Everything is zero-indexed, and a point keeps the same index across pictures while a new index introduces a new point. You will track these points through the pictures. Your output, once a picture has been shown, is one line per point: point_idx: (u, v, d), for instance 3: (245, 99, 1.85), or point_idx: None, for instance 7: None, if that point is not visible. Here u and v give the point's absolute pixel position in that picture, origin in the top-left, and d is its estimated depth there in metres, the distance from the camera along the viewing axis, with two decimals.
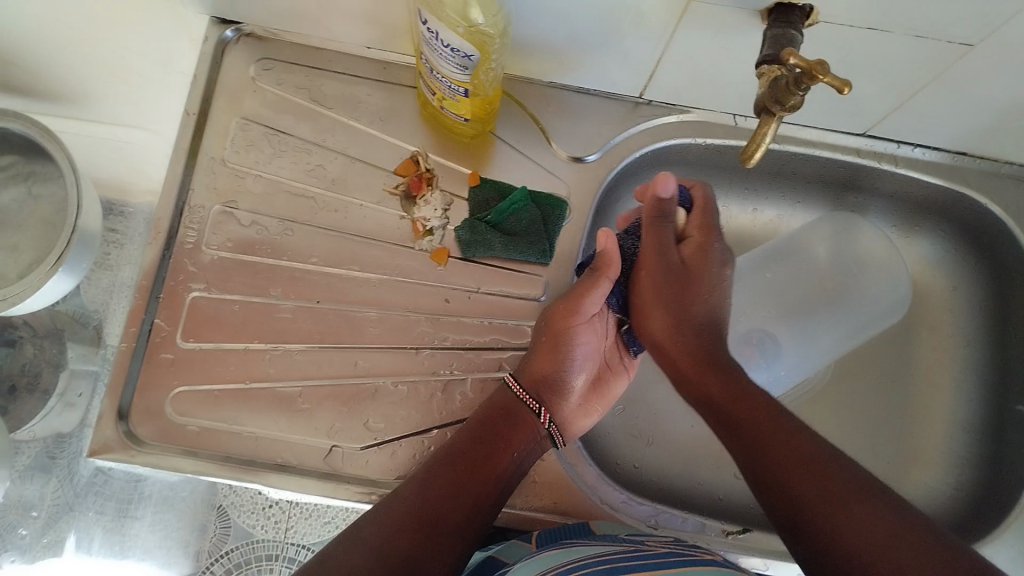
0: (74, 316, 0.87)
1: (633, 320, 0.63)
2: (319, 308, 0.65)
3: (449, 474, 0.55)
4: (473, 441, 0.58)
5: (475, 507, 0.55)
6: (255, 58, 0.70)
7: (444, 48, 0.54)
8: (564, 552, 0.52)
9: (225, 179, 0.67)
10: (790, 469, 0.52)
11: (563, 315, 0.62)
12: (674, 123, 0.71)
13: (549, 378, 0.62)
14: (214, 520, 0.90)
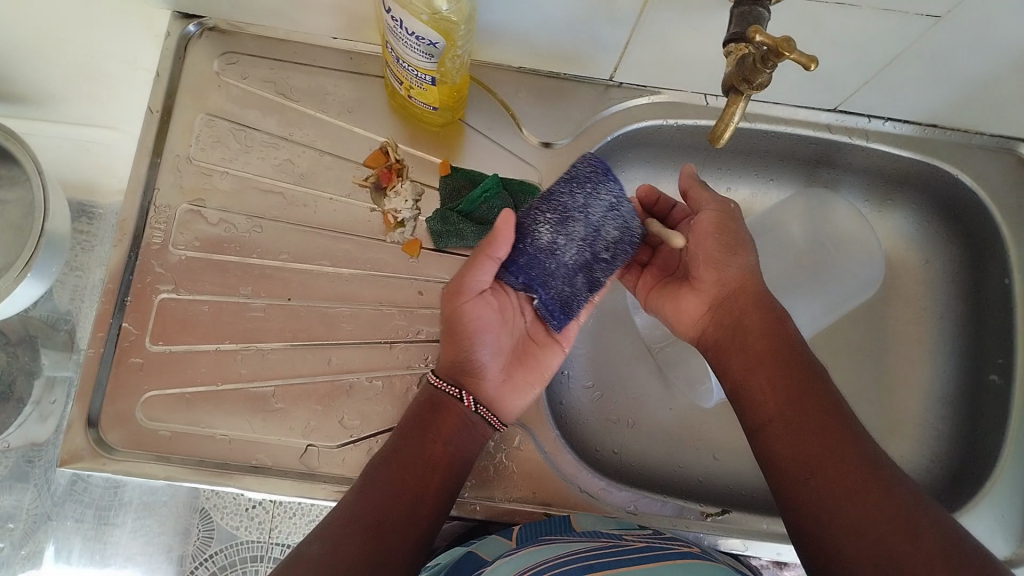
0: (46, 321, 0.85)
1: (548, 295, 0.56)
2: (291, 306, 0.64)
3: (388, 475, 0.55)
4: (405, 439, 0.57)
5: (417, 501, 0.55)
6: (218, 52, 0.68)
7: (408, 36, 0.52)
8: (544, 549, 0.52)
9: (192, 177, 0.66)
10: (816, 449, 0.49)
11: (450, 299, 0.57)
12: (646, 105, 0.70)
13: (459, 365, 0.58)
14: (197, 524, 0.87)
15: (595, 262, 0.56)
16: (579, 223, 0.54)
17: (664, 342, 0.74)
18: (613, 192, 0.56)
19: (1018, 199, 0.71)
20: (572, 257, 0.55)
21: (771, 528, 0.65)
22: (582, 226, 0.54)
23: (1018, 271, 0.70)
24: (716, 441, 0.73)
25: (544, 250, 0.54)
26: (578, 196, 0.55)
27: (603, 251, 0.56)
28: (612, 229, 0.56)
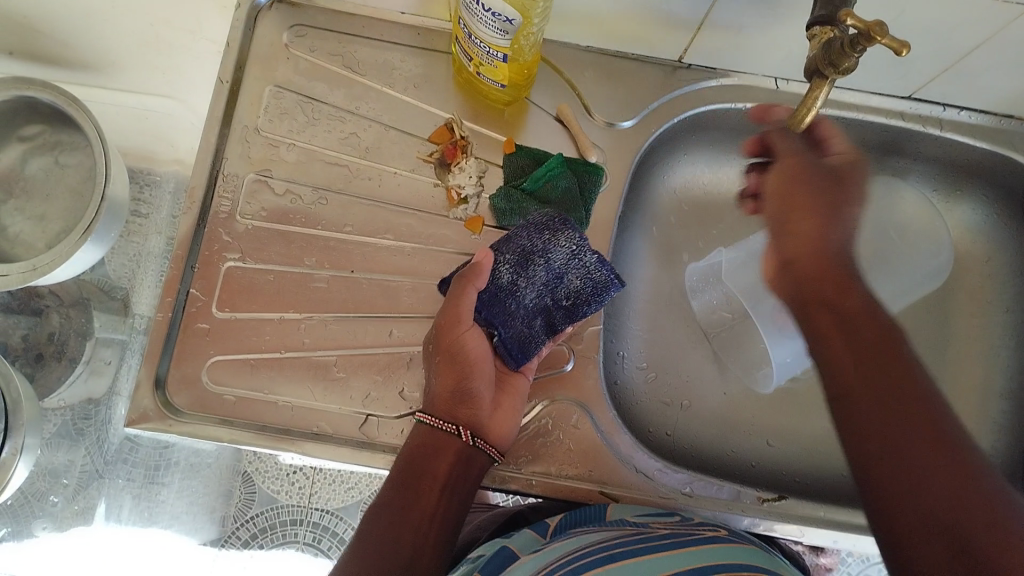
0: (100, 286, 0.86)
1: (509, 332, 0.61)
2: (353, 278, 0.65)
3: (382, 530, 0.55)
4: (397, 490, 0.56)
5: (416, 550, 0.55)
6: (288, 25, 0.68)
7: (485, 13, 0.52)
8: (571, 542, 0.56)
9: (259, 148, 0.66)
10: (880, 437, 0.46)
11: (444, 335, 0.59)
12: (715, 88, 0.69)
13: (453, 395, 0.59)
14: (239, 487, 0.95)
15: (555, 307, 0.63)
16: (539, 266, 0.61)
17: (721, 326, 0.75)
18: (573, 238, 0.60)
19: None
20: (530, 297, 0.62)
21: (827, 515, 0.64)
22: (542, 269, 0.61)
23: None
24: (768, 427, 0.73)
25: (505, 289, 0.61)
26: (537, 241, 0.61)
27: (563, 296, 0.63)
28: (575, 275, 0.62)
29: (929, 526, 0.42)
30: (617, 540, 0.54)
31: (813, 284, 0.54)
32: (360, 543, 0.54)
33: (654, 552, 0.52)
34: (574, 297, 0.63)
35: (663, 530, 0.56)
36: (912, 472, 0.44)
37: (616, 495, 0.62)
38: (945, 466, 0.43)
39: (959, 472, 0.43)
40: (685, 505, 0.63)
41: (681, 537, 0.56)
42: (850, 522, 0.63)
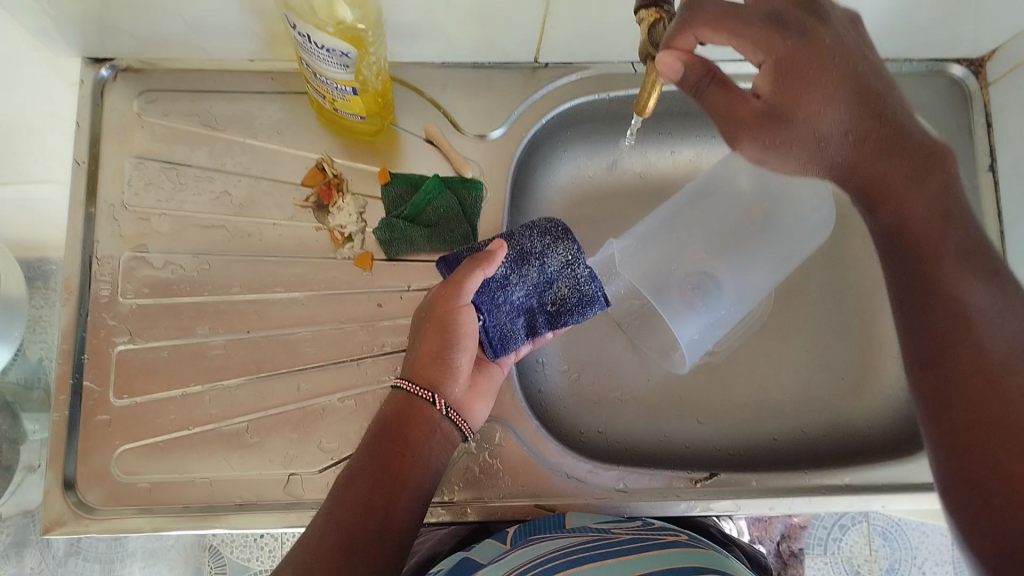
0: (21, 384, 0.73)
1: (492, 322, 0.59)
2: (250, 338, 0.63)
3: (355, 495, 0.52)
4: (370, 454, 0.54)
5: (389, 515, 0.52)
6: (136, 93, 0.66)
7: (319, 49, 0.51)
8: (532, 549, 0.54)
9: (129, 224, 0.64)
10: (940, 368, 0.52)
11: (441, 304, 0.56)
12: (577, 82, 0.69)
13: (433, 365, 0.57)
14: (207, 562, 0.89)
15: (539, 310, 0.60)
16: (532, 267, 0.58)
17: (631, 315, 0.75)
18: (571, 248, 0.58)
19: (958, 121, 0.72)
20: (518, 295, 0.59)
21: (762, 483, 0.65)
22: (535, 270, 0.58)
23: (968, 193, 0.71)
24: (698, 404, 0.74)
25: (496, 283, 0.58)
26: (537, 241, 0.58)
27: (549, 301, 0.60)
28: (565, 284, 0.59)
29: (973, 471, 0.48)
30: (578, 548, 0.53)
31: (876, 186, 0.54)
32: (332, 521, 0.51)
33: (615, 558, 0.51)
34: (560, 305, 0.60)
35: (624, 537, 0.56)
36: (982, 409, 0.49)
37: (551, 505, 0.62)
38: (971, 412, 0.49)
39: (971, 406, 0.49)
40: (622, 501, 0.63)
41: (639, 542, 0.55)
42: (785, 487, 0.65)
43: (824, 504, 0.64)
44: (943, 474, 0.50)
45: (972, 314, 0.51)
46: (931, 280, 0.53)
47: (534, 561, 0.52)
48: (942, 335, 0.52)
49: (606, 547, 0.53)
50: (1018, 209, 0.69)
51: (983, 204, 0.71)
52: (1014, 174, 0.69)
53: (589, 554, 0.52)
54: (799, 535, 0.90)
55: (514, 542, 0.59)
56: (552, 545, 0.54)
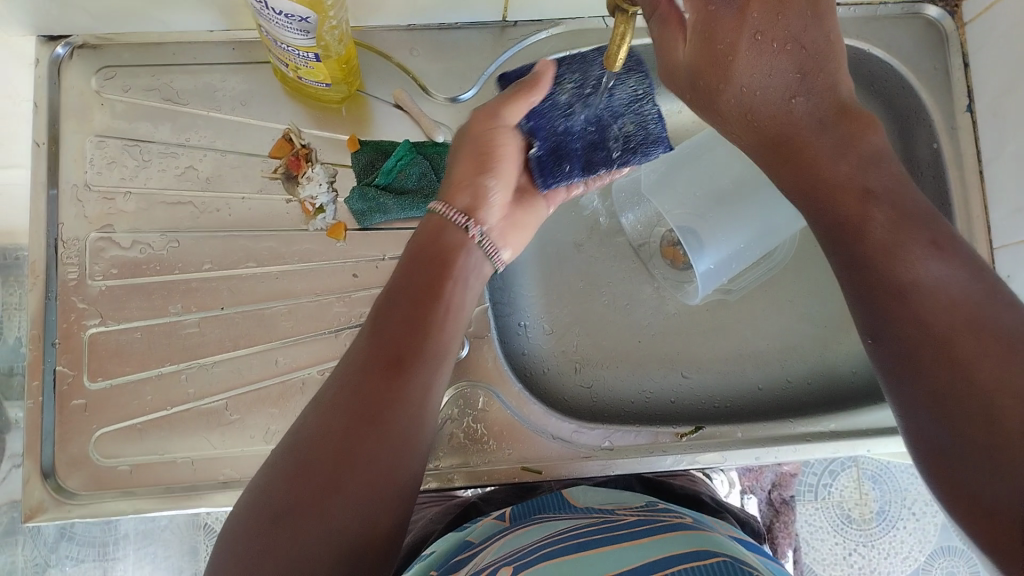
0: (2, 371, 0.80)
1: (617, 127, 0.59)
2: (224, 315, 0.62)
3: (385, 320, 0.50)
4: (406, 275, 0.52)
5: (414, 336, 0.49)
6: (94, 69, 0.64)
7: (278, 15, 0.49)
8: (539, 530, 0.54)
9: (94, 205, 0.63)
10: (908, 360, 0.41)
11: (483, 124, 0.57)
12: (546, 39, 0.67)
13: (470, 192, 0.57)
14: (204, 539, 0.92)
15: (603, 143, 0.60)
16: (600, 95, 0.58)
17: (647, 237, 0.76)
18: (643, 83, 0.58)
19: (933, 63, 0.71)
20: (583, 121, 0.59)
21: (746, 434, 0.65)
22: (602, 100, 0.58)
23: (944, 135, 0.71)
24: (685, 358, 0.73)
25: (559, 107, 0.58)
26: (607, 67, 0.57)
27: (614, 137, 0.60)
28: (631, 120, 0.59)
29: (940, 417, 0.40)
30: (584, 531, 0.52)
31: (825, 191, 0.45)
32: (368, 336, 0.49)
33: (620, 539, 0.50)
34: (623, 142, 0.60)
35: (630, 518, 0.55)
36: (946, 392, 0.39)
37: (537, 467, 0.62)
38: (942, 363, 0.40)
39: (947, 359, 0.40)
40: (607, 458, 0.63)
41: (645, 523, 0.54)
42: (770, 437, 0.65)
43: (808, 454, 0.64)
44: (914, 429, 0.41)
45: (912, 287, 0.42)
46: (869, 263, 0.43)
47: (539, 543, 0.51)
48: (891, 312, 0.42)
49: (611, 530, 0.53)
50: (996, 148, 0.68)
51: (961, 145, 0.70)
52: (990, 114, 0.68)
53: (595, 537, 0.51)
54: (789, 483, 0.95)
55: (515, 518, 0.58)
56: (556, 526, 0.54)
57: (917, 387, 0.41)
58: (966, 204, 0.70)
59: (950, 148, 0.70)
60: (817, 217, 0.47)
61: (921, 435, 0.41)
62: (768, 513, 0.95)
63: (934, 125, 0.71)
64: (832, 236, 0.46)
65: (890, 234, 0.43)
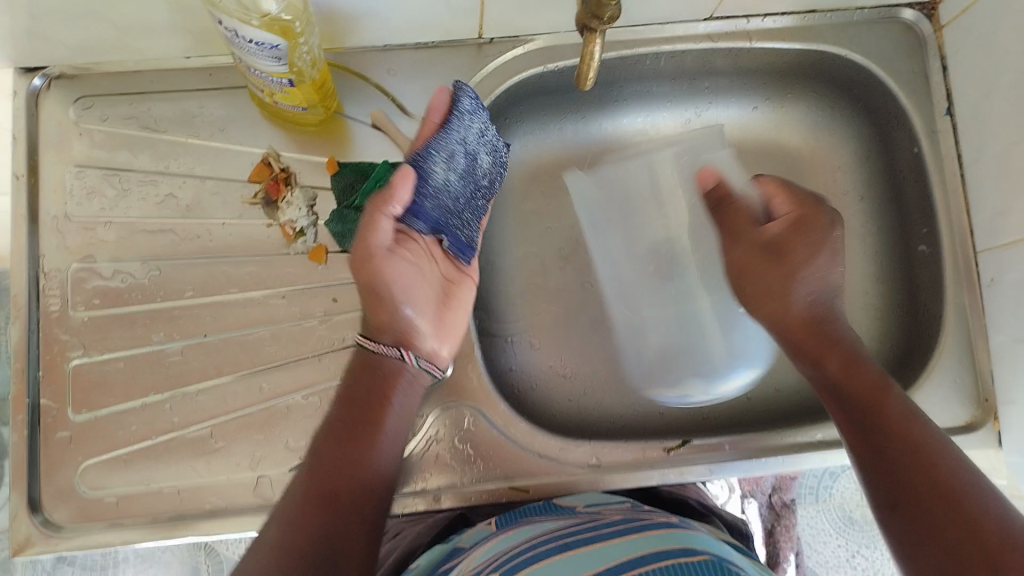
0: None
1: (481, 158, 0.61)
2: (208, 342, 0.62)
3: (341, 442, 0.53)
4: (351, 397, 0.55)
5: (368, 462, 0.53)
6: (72, 99, 0.63)
7: (249, 43, 0.49)
8: (524, 532, 0.54)
9: (75, 235, 0.62)
10: (861, 407, 0.54)
11: (359, 269, 0.57)
12: (522, 56, 0.67)
13: (391, 326, 0.58)
14: (205, 560, 0.92)
15: (478, 189, 0.63)
16: (457, 153, 0.58)
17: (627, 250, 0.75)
18: (483, 119, 0.60)
19: (912, 67, 0.71)
20: (458, 187, 0.60)
21: (735, 447, 0.65)
22: (462, 157, 0.59)
23: (925, 138, 0.71)
24: None
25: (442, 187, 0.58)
26: (454, 127, 0.57)
27: (483, 179, 0.63)
28: (487, 157, 0.62)
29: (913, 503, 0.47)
30: (568, 530, 0.53)
31: (847, 379, 0.56)
32: (322, 460, 0.52)
33: (605, 539, 0.51)
34: (492, 180, 0.64)
35: (616, 518, 0.55)
36: (936, 510, 0.46)
37: (524, 486, 0.62)
38: (930, 490, 0.47)
39: (934, 492, 0.47)
40: (594, 476, 0.63)
41: (633, 521, 0.54)
42: (757, 448, 0.65)
43: (796, 465, 0.64)
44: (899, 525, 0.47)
45: (937, 459, 0.49)
46: (884, 415, 0.53)
47: (524, 544, 0.51)
48: (873, 415, 0.53)
49: (596, 528, 0.53)
50: (976, 151, 0.68)
51: (941, 149, 0.70)
52: (969, 118, 0.68)
53: (579, 535, 0.51)
54: (790, 485, 0.94)
55: (501, 524, 0.58)
56: (540, 529, 0.54)
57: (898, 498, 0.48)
58: (948, 208, 0.70)
59: (931, 150, 0.70)
60: (839, 401, 0.56)
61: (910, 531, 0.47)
62: (769, 517, 0.94)
63: (915, 130, 0.71)
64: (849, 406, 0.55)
65: (903, 412, 0.52)
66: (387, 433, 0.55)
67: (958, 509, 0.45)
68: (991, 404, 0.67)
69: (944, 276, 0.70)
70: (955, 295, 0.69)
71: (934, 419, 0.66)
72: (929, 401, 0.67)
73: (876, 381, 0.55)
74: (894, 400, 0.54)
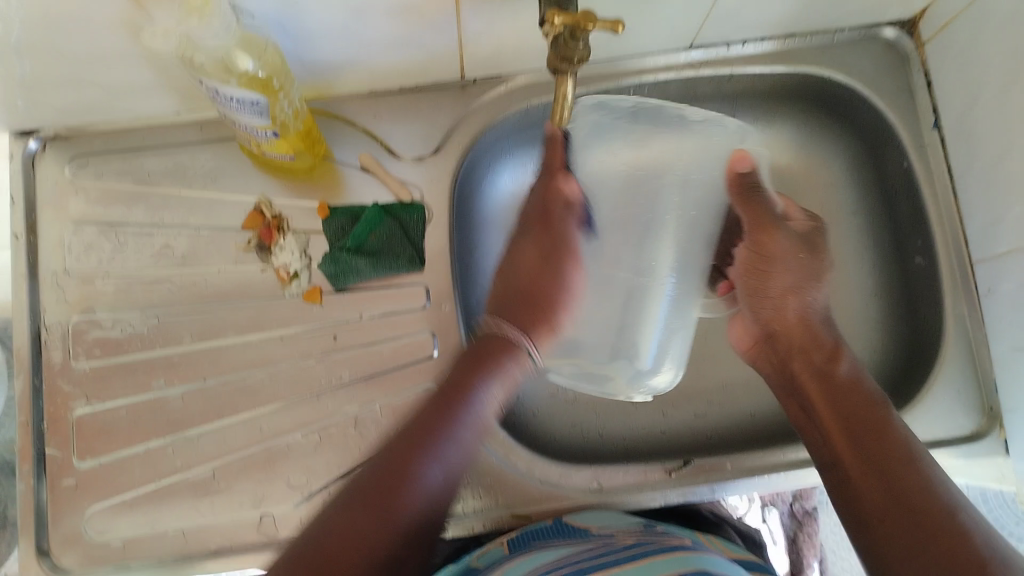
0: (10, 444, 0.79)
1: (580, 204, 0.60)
2: (207, 387, 0.64)
3: (368, 475, 0.51)
4: (395, 440, 0.53)
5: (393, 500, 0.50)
6: (68, 158, 0.66)
7: (231, 101, 0.51)
8: (538, 558, 0.55)
9: (75, 288, 0.64)
10: (851, 419, 0.57)
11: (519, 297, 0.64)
12: (506, 93, 0.68)
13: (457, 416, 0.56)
14: None
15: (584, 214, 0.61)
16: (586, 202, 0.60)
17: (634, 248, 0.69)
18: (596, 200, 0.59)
19: (897, 84, 0.72)
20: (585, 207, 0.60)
21: (736, 465, 0.65)
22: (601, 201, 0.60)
23: (914, 153, 0.71)
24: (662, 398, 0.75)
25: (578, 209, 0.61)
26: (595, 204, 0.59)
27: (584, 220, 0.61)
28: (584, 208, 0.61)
29: (900, 531, 0.50)
30: (582, 558, 0.53)
31: (848, 398, 0.58)
32: (348, 497, 0.51)
33: (618, 566, 0.51)
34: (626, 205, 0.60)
35: (628, 543, 0.56)
36: (925, 546, 0.48)
37: (526, 512, 0.63)
38: (915, 521, 0.50)
39: (925, 525, 0.49)
40: (598, 499, 0.64)
41: (647, 546, 0.55)
42: (757, 466, 0.65)
43: (799, 481, 0.65)
44: (886, 549, 0.50)
45: (931, 485, 0.51)
46: (883, 437, 0.55)
47: (539, 572, 0.52)
48: (866, 428, 0.56)
49: (610, 553, 0.53)
50: (964, 163, 0.68)
51: (930, 162, 0.71)
52: (955, 131, 0.68)
53: (594, 563, 0.52)
54: (811, 494, 0.95)
55: (515, 548, 0.59)
56: (557, 554, 0.55)
57: (887, 522, 0.51)
58: (941, 221, 0.70)
59: (920, 165, 0.71)
60: (832, 406, 0.58)
61: (905, 565, 0.49)
62: (791, 526, 0.95)
63: (903, 144, 0.72)
64: (842, 413, 0.57)
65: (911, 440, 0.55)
66: (438, 458, 0.53)
67: (949, 543, 0.48)
68: (996, 413, 0.67)
69: (942, 287, 0.70)
70: (955, 305, 0.69)
71: (938, 428, 0.67)
72: (933, 412, 0.67)
73: (870, 397, 0.58)
74: (887, 417, 0.56)
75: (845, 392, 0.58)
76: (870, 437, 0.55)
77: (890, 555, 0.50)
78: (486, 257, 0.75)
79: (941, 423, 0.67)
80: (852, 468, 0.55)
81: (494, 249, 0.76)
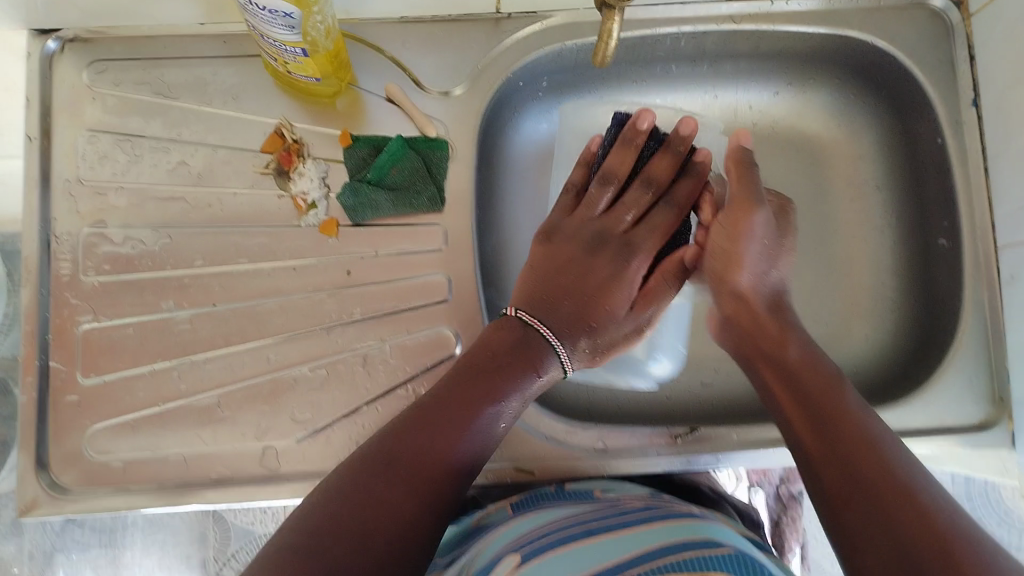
0: None
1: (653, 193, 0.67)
2: (217, 312, 0.62)
3: (420, 421, 0.52)
4: (457, 380, 0.55)
5: (438, 445, 0.51)
6: (86, 64, 0.64)
7: (263, 11, 0.49)
8: (545, 516, 0.54)
9: (87, 200, 0.63)
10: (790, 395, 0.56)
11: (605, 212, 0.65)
12: (540, 32, 0.66)
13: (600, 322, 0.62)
14: (212, 527, 0.93)
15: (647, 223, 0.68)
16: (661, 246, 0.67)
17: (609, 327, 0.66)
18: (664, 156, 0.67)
19: (939, 56, 0.69)
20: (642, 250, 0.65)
21: (742, 437, 0.64)
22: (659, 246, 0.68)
23: (949, 129, 0.69)
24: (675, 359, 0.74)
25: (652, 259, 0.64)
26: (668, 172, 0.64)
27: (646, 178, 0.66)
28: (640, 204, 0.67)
29: (865, 522, 0.47)
30: (587, 518, 0.52)
31: (806, 374, 0.56)
32: (391, 441, 0.51)
33: (627, 527, 0.50)
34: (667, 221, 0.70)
35: (637, 505, 0.55)
36: (893, 535, 0.46)
37: (530, 468, 0.62)
38: (885, 506, 0.47)
39: (888, 509, 0.47)
40: (601, 459, 0.63)
41: (654, 510, 0.54)
42: (767, 438, 0.64)
43: None
44: (851, 542, 0.48)
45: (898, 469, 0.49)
46: (833, 408, 0.53)
47: (545, 529, 0.52)
48: (834, 419, 0.52)
49: (619, 516, 0.53)
50: (1002, 141, 0.66)
51: (966, 140, 0.68)
52: (995, 108, 0.66)
53: (601, 522, 0.51)
54: (799, 477, 0.92)
55: (521, 508, 0.58)
56: (565, 513, 0.55)
57: (857, 510, 0.48)
58: (970, 204, 0.68)
59: (954, 143, 0.69)
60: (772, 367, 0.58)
61: (876, 557, 0.46)
62: (776, 508, 0.92)
63: (938, 120, 0.69)
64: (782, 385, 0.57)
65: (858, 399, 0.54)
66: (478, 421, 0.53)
67: (918, 530, 0.45)
68: (1006, 403, 0.66)
69: (962, 269, 0.69)
70: (973, 289, 0.68)
71: (946, 415, 0.66)
72: (941, 397, 0.66)
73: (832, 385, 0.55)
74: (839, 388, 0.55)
75: (808, 374, 0.56)
76: (838, 433, 0.52)
77: (855, 543, 0.47)
78: (503, 203, 0.74)
79: (949, 411, 0.66)
80: (816, 459, 0.52)
81: (516, 195, 0.75)
